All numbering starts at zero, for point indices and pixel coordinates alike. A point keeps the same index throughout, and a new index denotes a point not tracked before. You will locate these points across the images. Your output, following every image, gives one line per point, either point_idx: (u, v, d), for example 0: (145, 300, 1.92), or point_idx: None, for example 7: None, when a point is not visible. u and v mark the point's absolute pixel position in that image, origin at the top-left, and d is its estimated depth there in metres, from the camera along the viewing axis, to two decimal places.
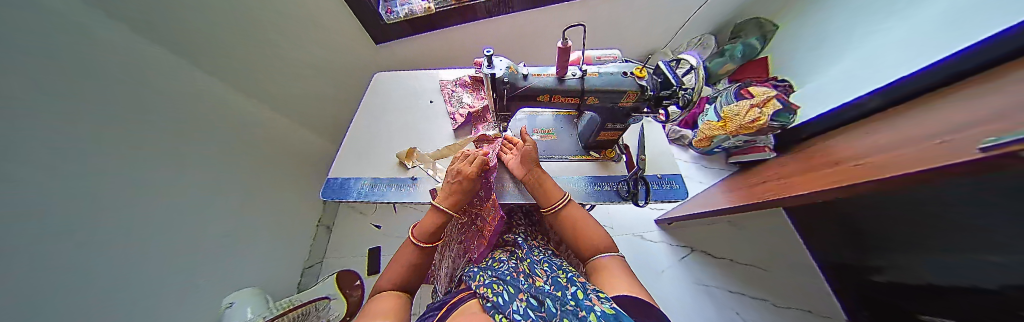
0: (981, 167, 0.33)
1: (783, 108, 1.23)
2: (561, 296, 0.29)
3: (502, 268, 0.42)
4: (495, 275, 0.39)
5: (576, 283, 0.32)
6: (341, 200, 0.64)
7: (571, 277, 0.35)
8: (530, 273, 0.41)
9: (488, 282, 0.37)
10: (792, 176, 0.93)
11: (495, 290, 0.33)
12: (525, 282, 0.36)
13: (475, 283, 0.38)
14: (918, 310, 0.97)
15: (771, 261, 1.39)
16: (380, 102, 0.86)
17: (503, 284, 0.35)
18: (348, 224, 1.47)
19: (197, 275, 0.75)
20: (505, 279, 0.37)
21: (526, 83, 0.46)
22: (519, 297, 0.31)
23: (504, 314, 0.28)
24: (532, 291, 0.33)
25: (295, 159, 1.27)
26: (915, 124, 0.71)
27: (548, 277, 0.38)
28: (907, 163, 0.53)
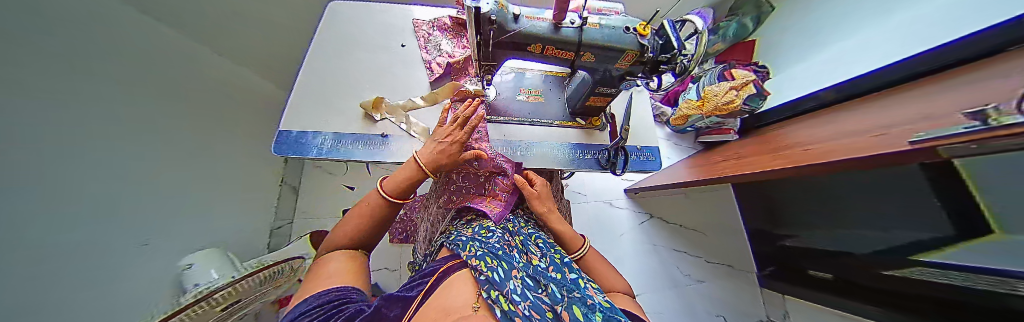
0: (907, 157, 0.42)
1: (756, 94, 1.29)
2: (563, 281, 0.33)
3: (492, 239, 0.42)
4: (484, 248, 0.39)
5: (573, 270, 0.37)
6: (299, 156, 0.56)
7: (567, 261, 0.39)
8: (523, 249, 0.42)
9: (478, 254, 0.36)
10: (748, 157, 1.03)
11: (489, 264, 0.33)
12: (519, 260, 0.38)
13: (465, 254, 0.38)
14: (807, 267, 1.29)
15: (710, 227, 1.63)
16: (339, 40, 0.71)
17: (496, 259, 0.35)
18: (315, 183, 1.36)
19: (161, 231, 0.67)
20: (498, 254, 0.37)
21: (516, 26, 0.39)
22: (514, 274, 0.32)
23: (501, 291, 0.29)
24: (527, 271, 0.34)
25: (251, 107, 1.07)
26: (865, 115, 0.79)
27: (542, 255, 0.41)
28: (846, 150, 0.60)
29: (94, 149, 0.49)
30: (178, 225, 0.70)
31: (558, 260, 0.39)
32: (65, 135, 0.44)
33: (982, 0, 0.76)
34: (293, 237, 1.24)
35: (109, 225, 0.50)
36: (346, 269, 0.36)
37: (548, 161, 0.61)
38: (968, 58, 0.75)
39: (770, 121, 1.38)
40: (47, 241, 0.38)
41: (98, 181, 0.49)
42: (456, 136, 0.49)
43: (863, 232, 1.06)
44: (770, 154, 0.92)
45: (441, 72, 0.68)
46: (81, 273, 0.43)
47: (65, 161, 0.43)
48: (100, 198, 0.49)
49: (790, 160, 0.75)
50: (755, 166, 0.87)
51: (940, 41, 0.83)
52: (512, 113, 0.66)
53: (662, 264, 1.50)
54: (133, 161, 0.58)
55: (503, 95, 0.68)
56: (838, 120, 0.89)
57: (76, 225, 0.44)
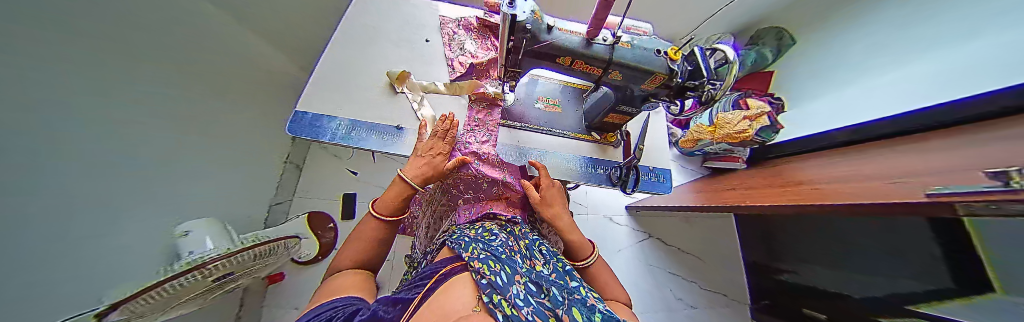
0: (924, 210, 0.41)
1: (769, 126, 1.29)
2: (564, 286, 0.32)
3: (495, 243, 0.41)
4: (487, 251, 0.38)
5: (574, 277, 0.36)
6: (313, 139, 0.56)
7: (569, 270, 0.38)
8: (527, 254, 0.41)
9: (482, 257, 0.36)
10: (756, 188, 1.02)
11: (492, 268, 0.33)
12: (523, 265, 0.37)
13: (467, 256, 0.38)
14: (801, 305, 1.26)
15: (708, 254, 1.61)
16: (365, 29, 0.71)
17: (498, 263, 0.35)
18: (319, 164, 1.37)
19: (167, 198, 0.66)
20: (500, 258, 0.36)
21: (549, 37, 0.39)
22: (517, 279, 0.32)
23: (504, 297, 0.28)
24: (530, 276, 0.34)
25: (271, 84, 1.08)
26: (886, 159, 0.77)
27: (546, 261, 0.40)
28: (859, 193, 0.60)
29: (120, 110, 0.50)
30: (177, 192, 0.69)
31: (561, 268, 0.38)
32: (95, 95, 0.44)
33: (995, 59, 0.76)
34: (291, 215, 1.25)
35: (113, 187, 0.50)
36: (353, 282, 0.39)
37: (559, 172, 0.60)
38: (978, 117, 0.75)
39: (780, 154, 1.38)
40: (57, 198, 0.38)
41: (117, 142, 0.50)
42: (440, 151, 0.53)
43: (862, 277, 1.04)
44: (778, 188, 0.91)
45: (463, 71, 0.68)
46: (79, 233, 0.43)
47: (88, 120, 0.43)
48: (113, 159, 0.49)
49: (800, 197, 0.74)
50: (761, 198, 0.87)
51: (955, 96, 0.82)
52: (528, 119, 0.66)
53: (656, 284, 1.49)
54: (155, 126, 0.59)
55: (522, 101, 0.68)
56: (851, 162, 0.88)
57: (85, 184, 0.44)
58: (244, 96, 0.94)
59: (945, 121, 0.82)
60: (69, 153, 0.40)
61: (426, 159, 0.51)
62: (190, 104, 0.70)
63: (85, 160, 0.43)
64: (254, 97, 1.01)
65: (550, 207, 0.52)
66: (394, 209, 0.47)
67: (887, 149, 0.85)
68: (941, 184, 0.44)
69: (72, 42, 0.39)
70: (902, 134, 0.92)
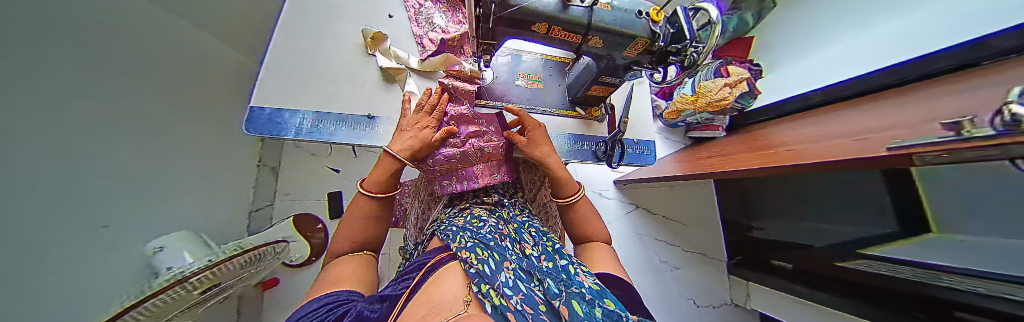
0: (883, 164, 0.43)
1: (748, 92, 1.32)
2: (554, 269, 0.32)
3: (483, 230, 0.40)
4: (475, 239, 0.37)
5: (564, 257, 0.36)
6: (277, 137, 0.51)
7: (559, 249, 0.39)
8: (516, 238, 0.41)
9: (470, 246, 0.35)
10: (735, 154, 1.06)
11: (481, 257, 0.32)
12: (512, 251, 0.36)
13: (455, 247, 0.36)
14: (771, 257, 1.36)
15: (690, 219, 1.72)
16: (317, 5, 0.63)
17: (487, 249, 0.34)
18: (295, 164, 1.28)
19: (134, 215, 0.61)
20: (489, 244, 0.36)
21: (521, 1, 0.35)
22: (505, 266, 0.31)
23: (492, 286, 0.28)
24: (520, 262, 0.33)
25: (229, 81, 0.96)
26: (853, 117, 0.81)
27: (535, 244, 0.40)
28: (826, 151, 0.63)
29: (57, 119, 0.44)
30: (142, 206, 0.64)
31: (550, 249, 0.38)
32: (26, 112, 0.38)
33: (966, 15, 0.78)
34: (274, 220, 1.19)
35: (65, 207, 0.45)
36: (354, 268, 0.39)
37: None
38: (935, 71, 0.78)
39: (754, 121, 1.43)
40: (6, 224, 0.34)
41: (56, 156, 0.44)
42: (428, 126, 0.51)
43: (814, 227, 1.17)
44: (755, 152, 0.96)
45: (435, 49, 0.63)
46: (42, 259, 0.39)
47: (27, 135, 0.38)
48: (59, 176, 0.44)
49: (773, 159, 0.78)
50: (739, 163, 0.90)
51: (917, 53, 0.86)
52: (509, 98, 0.63)
53: (644, 251, 1.59)
54: (100, 140, 0.52)
55: (501, 79, 0.64)
56: (821, 123, 0.93)
57: (36, 206, 0.39)
58: (201, 95, 0.85)
59: (907, 76, 0.85)
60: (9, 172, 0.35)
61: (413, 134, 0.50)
62: (138, 108, 0.62)
63: (37, 169, 0.40)
64: (212, 96, 0.90)
65: (538, 148, 0.53)
66: (383, 185, 0.46)
67: (854, 108, 0.90)
68: (900, 136, 0.47)
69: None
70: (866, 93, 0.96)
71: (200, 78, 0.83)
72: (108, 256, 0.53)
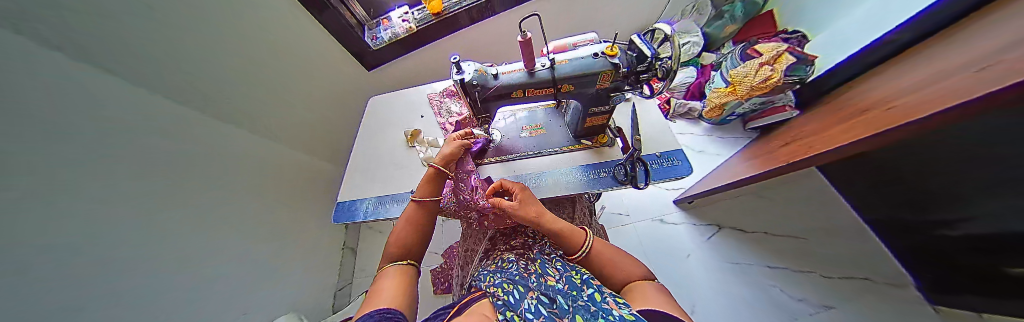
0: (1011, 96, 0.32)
1: (799, 61, 1.13)
2: (579, 298, 0.32)
3: (511, 269, 0.43)
4: (506, 277, 0.40)
5: (591, 285, 0.35)
6: (350, 221, 0.67)
7: (586, 279, 0.37)
8: (542, 272, 0.42)
9: (502, 283, 0.38)
10: (814, 134, 0.86)
11: (505, 289, 0.35)
12: (535, 281, 0.38)
13: (486, 284, 0.40)
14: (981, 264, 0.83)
15: (811, 229, 1.26)
16: (375, 124, 0.90)
17: (516, 285, 0.37)
18: (369, 243, 1.53)
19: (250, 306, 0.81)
20: (518, 281, 0.38)
21: (496, 82, 0.46)
22: (529, 295, 0.34)
23: (515, 312, 0.30)
24: (543, 289, 0.36)
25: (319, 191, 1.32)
26: (970, 43, 0.59)
27: (560, 275, 0.40)
28: (952, 94, 0.44)
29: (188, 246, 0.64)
30: (256, 298, 0.84)
31: (576, 279, 0.38)
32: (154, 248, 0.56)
33: None
34: (352, 297, 1.37)
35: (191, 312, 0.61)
36: (396, 283, 0.36)
37: (562, 187, 0.59)
38: None
39: (836, 81, 1.14)
40: None
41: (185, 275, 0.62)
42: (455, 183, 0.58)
43: (986, 208, 0.76)
44: (844, 124, 0.75)
45: (453, 129, 0.79)
46: None
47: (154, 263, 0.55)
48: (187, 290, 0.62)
49: (867, 129, 0.60)
50: (828, 143, 0.71)
51: None
52: (518, 149, 0.68)
53: (757, 287, 1.16)
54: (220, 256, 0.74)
55: (507, 135, 0.71)
56: (921, 64, 0.71)
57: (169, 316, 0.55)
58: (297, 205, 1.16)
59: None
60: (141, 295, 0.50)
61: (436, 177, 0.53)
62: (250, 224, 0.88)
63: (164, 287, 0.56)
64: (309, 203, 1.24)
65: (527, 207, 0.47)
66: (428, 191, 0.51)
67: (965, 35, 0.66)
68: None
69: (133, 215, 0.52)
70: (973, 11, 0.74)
71: (301, 192, 1.18)
72: None
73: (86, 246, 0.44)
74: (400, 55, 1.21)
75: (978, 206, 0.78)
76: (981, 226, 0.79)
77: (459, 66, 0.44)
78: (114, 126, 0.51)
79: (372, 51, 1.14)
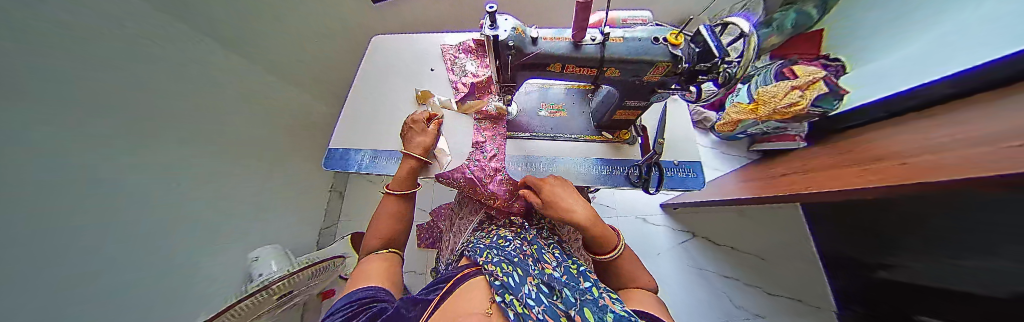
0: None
1: (829, 93, 1.09)
2: (578, 287, 0.31)
3: (508, 248, 0.42)
4: (502, 255, 0.39)
5: (588, 279, 0.34)
6: (344, 171, 0.64)
7: (584, 272, 0.37)
8: (538, 258, 0.41)
9: (498, 261, 0.37)
10: (820, 171, 0.86)
11: (505, 269, 0.33)
12: (534, 267, 0.37)
13: (483, 260, 0.38)
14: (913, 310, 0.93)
15: (772, 251, 1.37)
16: (377, 68, 0.80)
17: (512, 264, 0.36)
18: (357, 190, 1.52)
19: (241, 232, 0.82)
20: (515, 261, 0.37)
21: (535, 48, 0.39)
22: (528, 280, 0.32)
23: (514, 295, 0.28)
24: (542, 277, 0.34)
25: (312, 130, 1.25)
26: (1000, 109, 0.58)
27: (557, 265, 0.39)
28: (976, 161, 0.43)
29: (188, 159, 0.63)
30: (246, 223, 0.84)
31: (574, 271, 0.37)
32: (151, 162, 0.53)
33: None
34: (337, 237, 1.40)
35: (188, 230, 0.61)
36: (380, 268, 0.39)
37: (572, 178, 0.57)
38: None
39: (861, 121, 1.08)
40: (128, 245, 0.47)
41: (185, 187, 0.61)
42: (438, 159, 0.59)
43: (932, 265, 0.83)
44: (852, 168, 0.75)
45: (466, 91, 0.70)
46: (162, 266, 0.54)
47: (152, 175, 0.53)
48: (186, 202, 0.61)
49: (882, 177, 0.59)
50: (832, 182, 0.71)
51: None
52: (533, 128, 0.64)
53: (709, 291, 1.29)
54: (217, 179, 0.72)
55: (525, 111, 0.66)
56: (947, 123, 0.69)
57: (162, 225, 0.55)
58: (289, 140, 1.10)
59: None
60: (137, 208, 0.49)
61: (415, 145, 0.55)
62: (241, 149, 0.83)
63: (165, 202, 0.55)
64: (301, 139, 1.19)
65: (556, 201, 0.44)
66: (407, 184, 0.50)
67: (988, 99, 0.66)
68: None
69: (120, 122, 0.47)
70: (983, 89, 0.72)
71: (292, 125, 1.11)
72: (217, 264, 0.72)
73: (91, 146, 0.41)
74: None
75: (926, 261, 0.86)
76: (927, 279, 0.86)
77: (495, 19, 0.36)
78: (107, 12, 0.46)
79: None
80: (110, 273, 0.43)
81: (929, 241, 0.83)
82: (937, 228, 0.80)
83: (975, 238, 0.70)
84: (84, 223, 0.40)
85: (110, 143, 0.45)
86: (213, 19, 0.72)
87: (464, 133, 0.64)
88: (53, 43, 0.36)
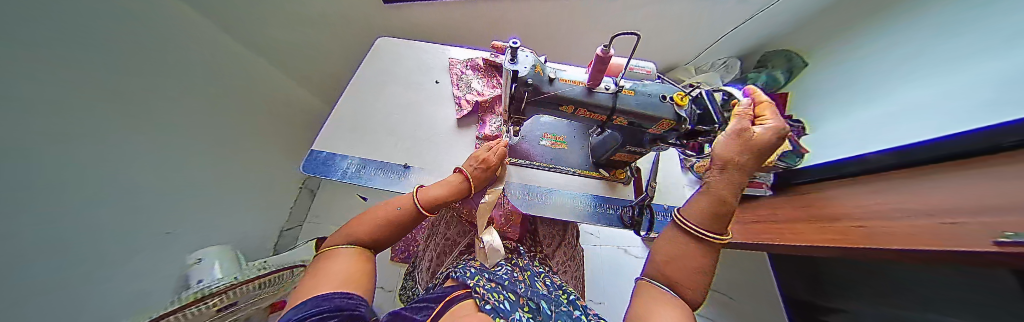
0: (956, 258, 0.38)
1: (793, 150, 1.22)
2: (564, 309, 0.33)
3: (500, 271, 0.40)
4: (493, 282, 0.37)
5: (580, 309, 0.34)
6: (324, 177, 0.58)
7: (575, 302, 0.36)
8: (530, 284, 0.39)
9: (490, 287, 0.35)
10: (785, 221, 0.93)
11: (497, 295, 0.32)
12: (523, 288, 0.37)
13: (472, 282, 0.36)
14: None
15: (739, 292, 1.43)
16: (376, 73, 0.77)
17: (502, 290, 0.34)
18: (332, 191, 1.43)
19: (179, 225, 0.71)
20: (504, 285, 0.36)
21: (551, 88, 0.40)
22: (521, 307, 0.31)
23: (505, 319, 0.27)
24: (530, 296, 0.34)
25: (283, 118, 1.15)
26: (913, 186, 0.69)
27: (548, 291, 0.39)
28: (912, 235, 0.49)
29: (133, 140, 0.56)
30: (185, 217, 0.74)
31: (566, 299, 0.37)
32: (87, 134, 0.45)
33: (1014, 86, 0.61)
34: (299, 240, 1.28)
35: (113, 219, 0.52)
36: (352, 268, 0.35)
37: (568, 212, 0.57)
38: (985, 150, 0.59)
39: (815, 178, 1.16)
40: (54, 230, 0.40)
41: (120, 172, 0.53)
42: (744, 115, 0.34)
43: (881, 315, 0.91)
44: (815, 223, 0.81)
45: (470, 110, 0.70)
46: (83, 258, 0.46)
47: (87, 153, 0.46)
48: (118, 188, 0.53)
49: (837, 236, 0.66)
50: (797, 235, 0.77)
51: (964, 128, 0.67)
52: (534, 157, 0.64)
53: None
54: (156, 162, 0.62)
55: (527, 138, 0.66)
56: (881, 190, 0.80)
57: (92, 214, 0.48)
58: (254, 126, 0.99)
59: (982, 147, 0.60)
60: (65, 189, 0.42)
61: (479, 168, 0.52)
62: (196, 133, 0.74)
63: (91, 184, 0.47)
64: (272, 127, 1.09)
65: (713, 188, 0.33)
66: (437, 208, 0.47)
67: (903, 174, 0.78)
68: (1000, 222, 0.34)
69: (67, 86, 0.41)
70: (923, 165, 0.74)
71: (265, 111, 1.04)
72: (149, 261, 0.62)
73: (41, 115, 0.37)
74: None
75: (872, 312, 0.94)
76: None
77: (516, 55, 0.37)
78: None
79: None
80: (35, 261, 0.37)
81: (878, 296, 0.92)
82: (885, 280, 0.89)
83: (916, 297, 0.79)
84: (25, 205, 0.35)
85: (57, 112, 0.39)
86: None
87: (468, 151, 0.65)
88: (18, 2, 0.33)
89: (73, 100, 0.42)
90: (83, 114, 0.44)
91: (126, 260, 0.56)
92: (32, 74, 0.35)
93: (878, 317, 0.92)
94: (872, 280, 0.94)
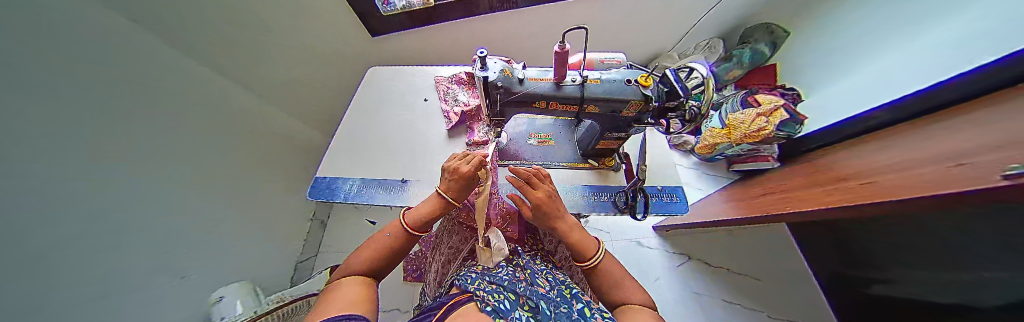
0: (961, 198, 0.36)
1: (790, 118, 1.20)
2: (564, 303, 0.33)
3: (501, 273, 0.41)
4: (494, 283, 0.38)
5: (581, 300, 0.35)
6: (328, 201, 0.61)
7: (576, 295, 0.37)
8: (531, 282, 0.40)
9: (490, 289, 0.36)
10: (793, 190, 0.91)
11: (496, 296, 0.33)
12: (523, 287, 0.38)
13: (473, 286, 0.37)
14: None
15: (766, 272, 1.36)
16: (370, 100, 0.82)
17: (502, 291, 0.35)
18: (342, 219, 1.47)
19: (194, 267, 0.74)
20: (505, 286, 0.37)
21: (522, 88, 0.43)
22: (520, 307, 0.32)
23: (505, 319, 0.28)
24: (530, 295, 0.35)
25: (288, 155, 1.21)
26: (916, 138, 0.68)
27: (549, 287, 0.39)
28: (915, 184, 0.48)
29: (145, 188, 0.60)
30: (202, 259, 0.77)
31: (567, 293, 0.37)
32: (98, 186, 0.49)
33: (1000, 28, 0.68)
34: (314, 271, 1.30)
35: (128, 265, 0.55)
36: (357, 292, 0.37)
37: (561, 205, 0.58)
38: (1001, 84, 0.64)
39: (817, 145, 1.19)
40: (61, 280, 0.42)
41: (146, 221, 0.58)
42: None
43: (925, 277, 0.84)
44: (822, 187, 0.79)
45: (457, 120, 0.74)
46: (93, 307, 0.48)
47: (99, 203, 0.49)
48: (133, 235, 0.56)
49: (843, 197, 0.64)
50: (805, 202, 0.75)
51: (962, 70, 0.73)
52: (523, 156, 0.66)
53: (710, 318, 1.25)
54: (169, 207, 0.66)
55: (515, 140, 0.69)
56: (886, 145, 0.77)
57: (104, 262, 0.50)
58: (260, 165, 1.05)
59: (999, 82, 0.64)
60: (71, 240, 0.44)
61: (453, 180, 0.51)
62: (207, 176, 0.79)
63: (104, 233, 0.50)
64: (278, 164, 1.15)
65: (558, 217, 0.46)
66: (423, 224, 0.49)
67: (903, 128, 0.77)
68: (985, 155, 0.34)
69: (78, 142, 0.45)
70: (930, 111, 0.79)
71: (271, 150, 1.10)
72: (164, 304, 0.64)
73: (47, 171, 0.40)
74: (410, 27, 1.12)
75: (913, 275, 0.88)
76: (930, 295, 0.85)
77: (485, 62, 0.40)
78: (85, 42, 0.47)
79: (381, 17, 1.03)
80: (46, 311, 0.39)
81: (914, 257, 0.86)
82: (917, 239, 0.83)
83: (956, 253, 0.73)
84: (27, 257, 0.37)
85: (64, 167, 0.43)
86: (198, 47, 0.74)
87: None
88: (29, 72, 0.37)
89: (79, 155, 0.45)
90: (94, 167, 0.48)
91: (142, 305, 0.58)
92: (45, 135, 0.39)
93: (920, 281, 0.86)
94: (903, 241, 0.89)
